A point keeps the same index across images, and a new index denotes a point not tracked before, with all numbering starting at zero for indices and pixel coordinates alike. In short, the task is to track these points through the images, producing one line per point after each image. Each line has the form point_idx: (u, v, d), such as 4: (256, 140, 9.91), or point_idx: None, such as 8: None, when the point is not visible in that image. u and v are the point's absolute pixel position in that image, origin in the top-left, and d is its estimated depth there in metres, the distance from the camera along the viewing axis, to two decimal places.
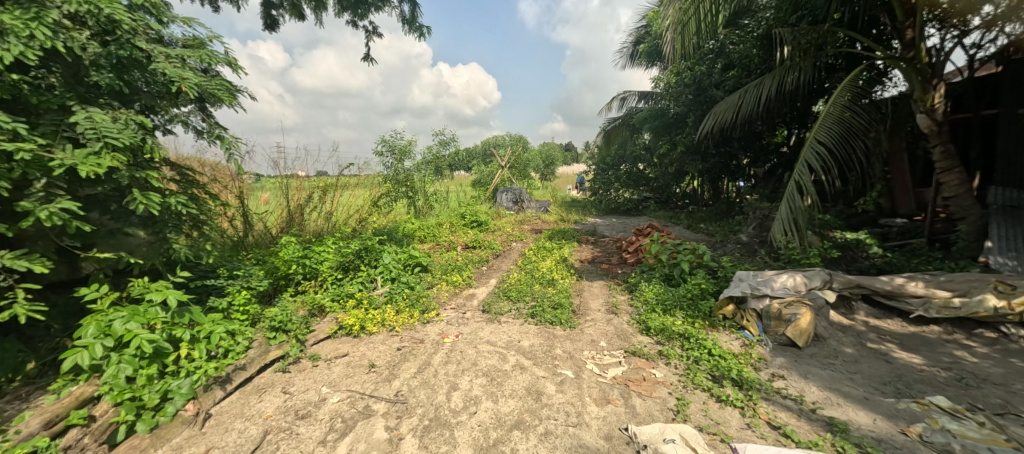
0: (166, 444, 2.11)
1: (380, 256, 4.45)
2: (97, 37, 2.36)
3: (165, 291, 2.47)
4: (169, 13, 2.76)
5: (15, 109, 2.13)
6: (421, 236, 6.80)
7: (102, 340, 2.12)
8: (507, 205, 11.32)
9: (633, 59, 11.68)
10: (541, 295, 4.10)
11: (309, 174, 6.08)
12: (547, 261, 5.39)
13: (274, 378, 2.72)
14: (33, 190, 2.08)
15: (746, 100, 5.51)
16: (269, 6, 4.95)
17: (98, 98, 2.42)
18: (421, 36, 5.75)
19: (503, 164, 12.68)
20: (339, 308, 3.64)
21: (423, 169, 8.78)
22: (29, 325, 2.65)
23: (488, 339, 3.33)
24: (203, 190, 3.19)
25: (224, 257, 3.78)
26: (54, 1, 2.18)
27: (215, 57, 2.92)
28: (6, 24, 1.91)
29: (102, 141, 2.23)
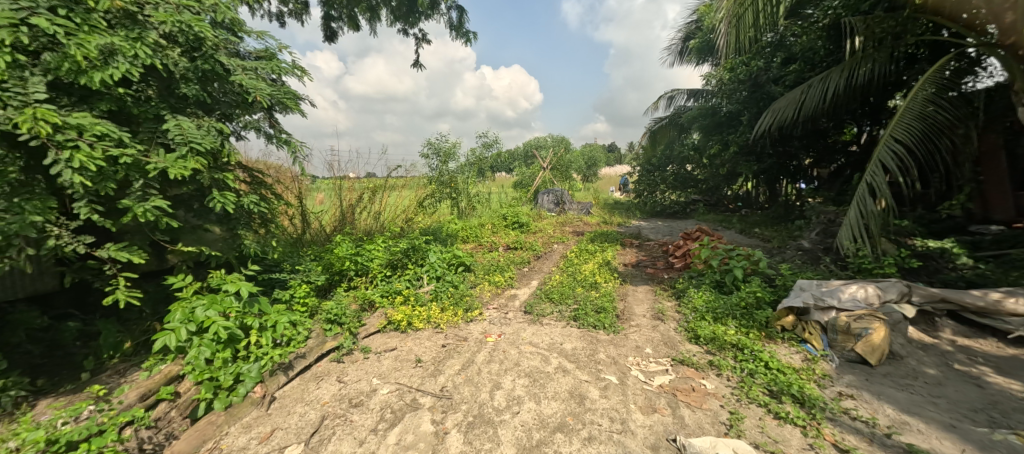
0: (238, 422, 2.32)
1: (426, 255, 4.60)
2: (186, 54, 2.63)
3: (239, 282, 2.71)
4: (246, 29, 3.04)
5: (121, 119, 2.43)
6: (464, 236, 6.95)
7: (186, 325, 2.37)
8: (548, 206, 11.29)
9: (682, 56, 11.24)
10: (584, 298, 4.05)
11: (360, 176, 6.42)
12: (589, 263, 5.32)
13: (330, 367, 2.90)
14: (134, 190, 2.35)
15: (809, 96, 5.13)
16: (329, 19, 5.30)
17: (186, 107, 2.69)
18: (468, 41, 5.90)
19: (545, 165, 12.66)
20: (388, 303, 3.80)
21: (467, 171, 8.98)
22: (126, 309, 3.02)
23: (531, 340, 3.35)
24: (270, 190, 3.47)
25: (286, 253, 4.07)
26: (153, 23, 2.46)
27: (284, 67, 3.17)
28: (116, 45, 2.18)
29: (189, 146, 2.48)
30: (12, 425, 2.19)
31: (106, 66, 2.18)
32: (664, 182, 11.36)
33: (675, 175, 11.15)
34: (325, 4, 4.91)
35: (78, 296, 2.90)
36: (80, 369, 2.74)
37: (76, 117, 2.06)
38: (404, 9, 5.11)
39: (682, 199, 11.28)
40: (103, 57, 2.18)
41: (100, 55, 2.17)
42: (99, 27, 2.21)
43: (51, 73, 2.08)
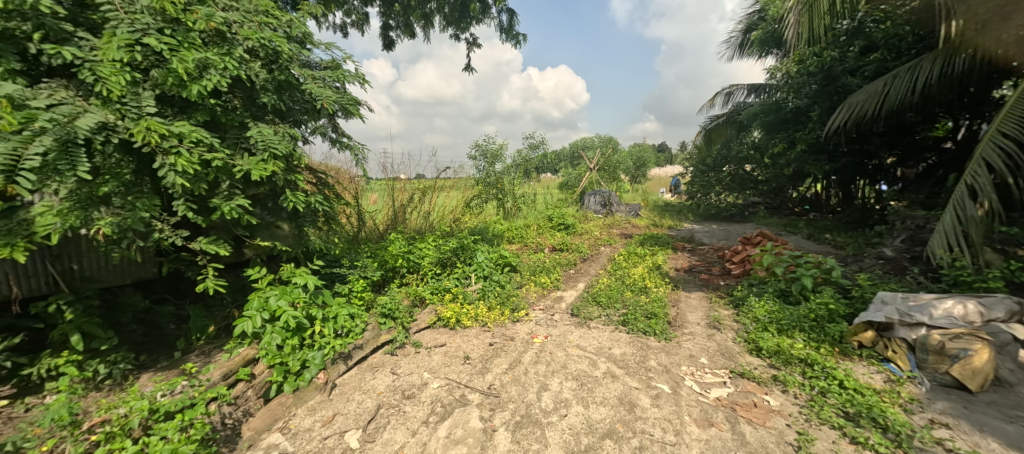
0: (304, 404, 2.51)
1: (474, 254, 4.68)
2: (265, 66, 2.89)
3: (306, 275, 2.93)
4: (316, 41, 3.28)
5: (213, 126, 2.72)
6: (510, 237, 7.00)
7: (261, 313, 2.60)
8: (595, 207, 11.08)
9: (743, 49, 10.57)
10: (633, 302, 3.94)
11: (411, 177, 6.70)
12: (639, 267, 5.15)
13: (385, 359, 3.05)
14: (222, 190, 2.63)
15: (894, 88, 4.62)
16: (387, 28, 5.57)
17: (264, 115, 2.96)
18: (518, 43, 5.95)
19: (592, 166, 12.44)
20: (438, 300, 3.92)
21: (513, 172, 9.06)
22: (212, 296, 3.37)
23: (578, 343, 3.31)
24: (333, 190, 3.72)
25: (345, 249, 4.34)
26: (239, 39, 2.72)
27: (348, 75, 3.39)
28: (209, 59, 2.44)
29: (268, 151, 2.72)
30: (122, 394, 2.52)
31: (200, 79, 2.44)
32: (719, 183, 10.72)
33: (732, 176, 10.50)
34: (385, 14, 5.19)
35: (172, 283, 3.37)
36: (173, 348, 3.08)
37: (177, 126, 2.33)
38: (456, 15, 5.25)
39: (740, 201, 10.60)
40: (199, 71, 2.44)
41: (197, 69, 2.44)
42: (196, 45, 2.48)
43: (159, 87, 2.38)
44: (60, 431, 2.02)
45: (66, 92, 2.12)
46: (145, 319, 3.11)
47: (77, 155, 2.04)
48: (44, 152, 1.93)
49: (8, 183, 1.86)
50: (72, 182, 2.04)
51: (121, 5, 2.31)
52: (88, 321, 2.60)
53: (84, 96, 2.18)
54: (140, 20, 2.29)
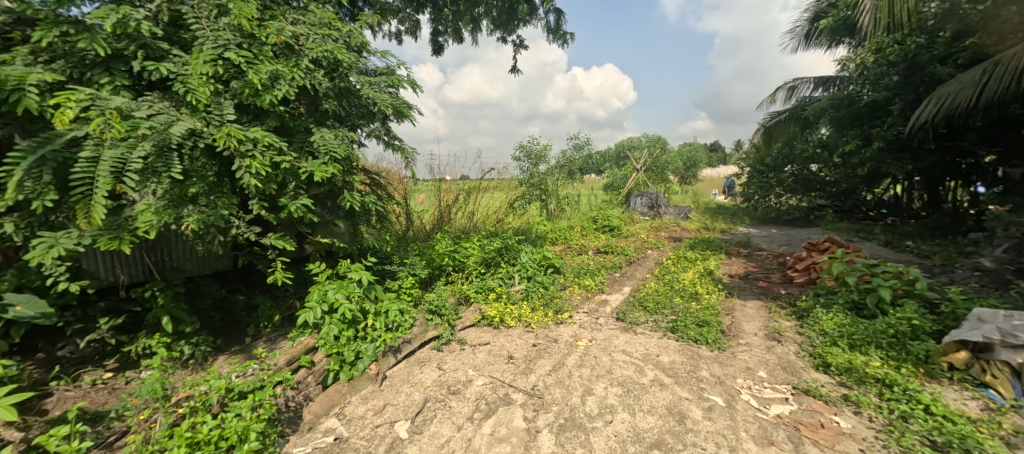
0: (358, 393, 2.65)
1: (518, 255, 4.69)
2: (327, 75, 3.09)
3: (360, 271, 3.10)
4: (373, 49, 3.45)
5: (281, 131, 2.95)
6: (553, 238, 6.97)
7: (321, 305, 2.78)
8: (642, 209, 10.74)
9: (809, 39, 9.76)
10: (683, 309, 3.76)
11: (457, 178, 6.88)
12: (689, 272, 4.92)
13: (431, 354, 3.15)
14: (289, 191, 2.85)
15: (996, 76, 4.06)
16: (437, 34, 5.75)
17: (326, 121, 3.17)
18: (564, 43, 5.91)
19: (638, 166, 12.06)
20: (482, 299, 3.98)
21: (557, 173, 9.02)
22: (279, 288, 3.66)
23: (624, 348, 3.22)
24: (385, 190, 3.89)
25: (394, 247, 4.52)
26: (305, 51, 2.93)
27: (402, 80, 3.54)
28: (280, 70, 2.64)
29: (329, 154, 2.90)
30: (203, 373, 2.79)
31: (272, 88, 2.65)
32: (780, 184, 9.98)
33: (795, 176, 9.73)
34: (435, 20, 5.36)
35: (244, 275, 3.70)
36: (244, 334, 3.37)
37: (252, 131, 2.55)
38: (504, 18, 5.32)
39: (804, 204, 9.80)
40: (271, 82, 2.66)
41: (269, 79, 2.65)
42: (269, 57, 2.70)
43: (237, 97, 2.62)
44: (154, 402, 2.28)
45: (163, 103, 2.39)
46: (223, 306, 3.45)
47: (170, 158, 2.30)
48: (145, 156, 2.19)
49: (117, 183, 2.13)
50: (166, 182, 2.30)
51: (207, 24, 2.57)
52: (177, 306, 2.92)
53: (178, 107, 2.45)
54: (222, 37, 2.53)
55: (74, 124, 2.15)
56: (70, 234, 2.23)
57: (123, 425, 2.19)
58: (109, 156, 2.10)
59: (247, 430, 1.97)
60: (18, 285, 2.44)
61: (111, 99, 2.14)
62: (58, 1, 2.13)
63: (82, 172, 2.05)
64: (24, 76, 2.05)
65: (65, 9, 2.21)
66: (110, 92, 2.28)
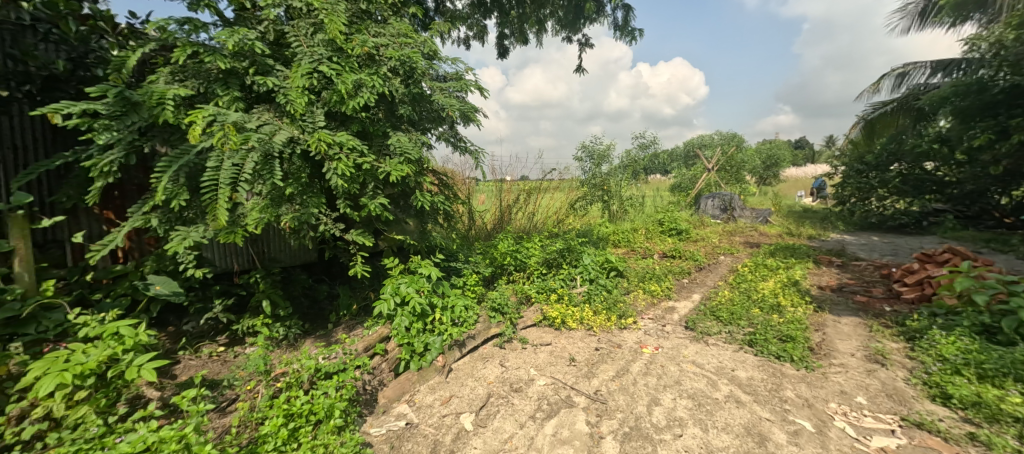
0: (425, 383, 2.80)
1: (581, 256, 4.61)
2: (403, 82, 3.29)
3: (429, 266, 3.24)
4: (444, 56, 3.60)
5: (363, 136, 3.19)
6: (615, 240, 6.78)
7: (394, 297, 2.96)
8: (713, 212, 10.04)
9: (925, 17, 8.43)
10: (763, 321, 3.45)
11: (517, 179, 7.00)
12: (770, 281, 4.50)
13: (494, 351, 3.23)
14: (369, 191, 3.08)
15: None
16: (503, 37, 5.88)
17: (401, 125, 3.38)
18: (632, 39, 5.72)
19: (710, 166, 11.27)
20: (543, 299, 3.98)
21: (620, 173, 8.75)
22: (356, 281, 3.98)
23: (694, 359, 3.04)
24: (452, 190, 4.05)
25: (459, 245, 4.68)
26: (385, 60, 3.14)
27: (470, 84, 3.67)
28: (363, 79, 2.85)
29: (404, 156, 3.09)
30: (295, 353, 3.13)
31: (356, 96, 2.86)
32: (883, 185, 8.74)
33: (903, 177, 8.45)
34: (501, 24, 5.48)
35: (327, 267, 4.09)
36: (327, 321, 3.70)
37: (339, 136, 2.79)
38: (570, 18, 5.28)
39: (915, 208, 8.47)
40: (355, 90, 2.87)
41: (353, 88, 2.87)
42: (354, 68, 2.94)
43: (327, 105, 2.89)
44: (256, 375, 2.59)
45: (268, 114, 2.71)
46: (310, 293, 3.83)
47: (273, 163, 2.60)
48: (255, 162, 2.51)
49: (234, 185, 2.46)
50: (270, 184, 2.61)
51: (304, 41, 2.87)
52: (274, 292, 3.30)
53: (280, 117, 2.77)
54: (316, 52, 2.80)
55: (202, 136, 2.52)
56: (198, 229, 2.63)
57: (232, 392, 2.53)
58: (228, 163, 2.43)
59: (332, 408, 2.17)
60: (157, 268, 2.92)
61: (229, 113, 2.47)
62: (192, 26, 2.58)
63: (209, 176, 2.40)
64: (164, 93, 2.44)
65: (196, 33, 2.64)
66: (228, 105, 2.64)
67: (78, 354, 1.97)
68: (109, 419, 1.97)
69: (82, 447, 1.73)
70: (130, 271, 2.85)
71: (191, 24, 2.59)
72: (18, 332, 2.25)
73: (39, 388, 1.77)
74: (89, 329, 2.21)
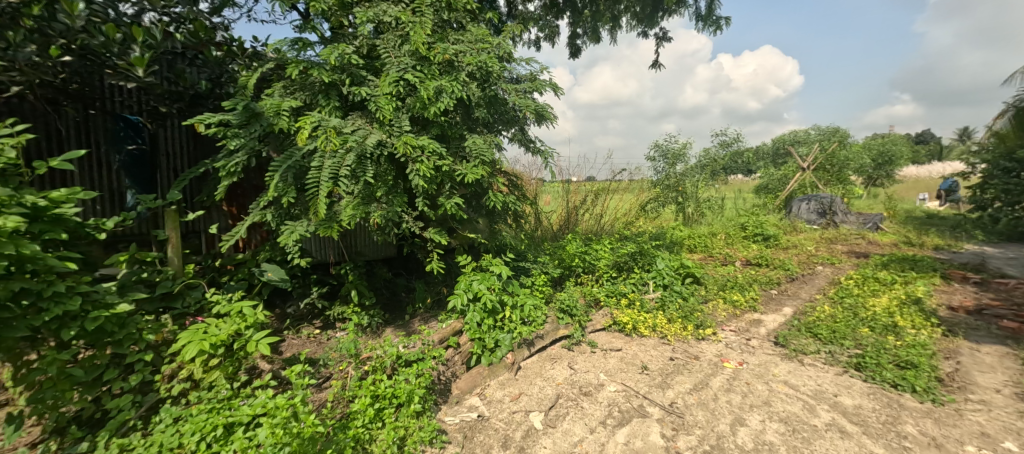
0: (495, 379, 2.88)
1: (654, 261, 4.40)
2: (479, 86, 3.41)
3: (500, 265, 3.31)
4: (519, 57, 3.65)
5: (441, 139, 3.36)
6: (691, 245, 6.37)
7: (466, 293, 3.07)
8: (808, 216, 8.96)
9: None
10: (874, 343, 2.99)
11: (585, 179, 6.89)
12: (883, 298, 3.88)
13: (562, 352, 3.22)
14: (446, 191, 3.24)
15: None
16: (575, 37, 5.83)
17: (477, 127, 3.52)
18: (717, 29, 5.32)
19: (805, 165, 10.06)
20: (613, 304, 3.85)
21: (697, 173, 8.19)
22: (431, 275, 4.21)
23: (786, 379, 2.75)
24: (522, 190, 4.10)
25: (527, 245, 4.72)
26: (464, 65, 3.28)
27: (544, 85, 3.68)
28: (444, 85, 3.01)
29: (479, 158, 3.20)
30: (378, 340, 3.41)
31: (437, 101, 3.02)
32: None
33: None
34: (574, 23, 5.44)
35: (405, 262, 4.38)
36: (404, 312, 3.96)
37: (421, 140, 2.97)
38: (647, 11, 5.06)
39: None
40: (437, 95, 3.03)
41: (435, 94, 3.03)
42: (436, 75, 3.10)
43: (411, 111, 3.09)
44: (346, 357, 2.86)
45: (361, 121, 2.98)
46: (390, 286, 4.13)
47: (365, 165, 2.85)
48: (350, 165, 2.78)
49: (333, 185, 2.75)
50: (361, 184, 2.86)
51: (393, 52, 3.11)
52: (361, 282, 3.62)
53: (371, 123, 3.03)
54: (403, 62, 3.01)
55: (308, 141, 2.85)
56: (303, 223, 2.97)
57: (327, 371, 2.82)
58: (329, 165, 2.72)
59: (412, 394, 2.32)
60: (269, 257, 3.36)
61: (330, 120, 2.75)
62: (301, 44, 2.94)
63: (313, 176, 2.72)
64: (280, 104, 2.80)
65: (304, 51, 3.00)
66: (328, 113, 2.96)
67: (213, 327, 2.34)
68: (234, 384, 2.31)
69: (216, 406, 2.05)
70: (248, 259, 3.31)
71: (301, 43, 2.95)
72: (170, 306, 2.73)
73: (185, 353, 2.14)
74: (221, 306, 2.61)
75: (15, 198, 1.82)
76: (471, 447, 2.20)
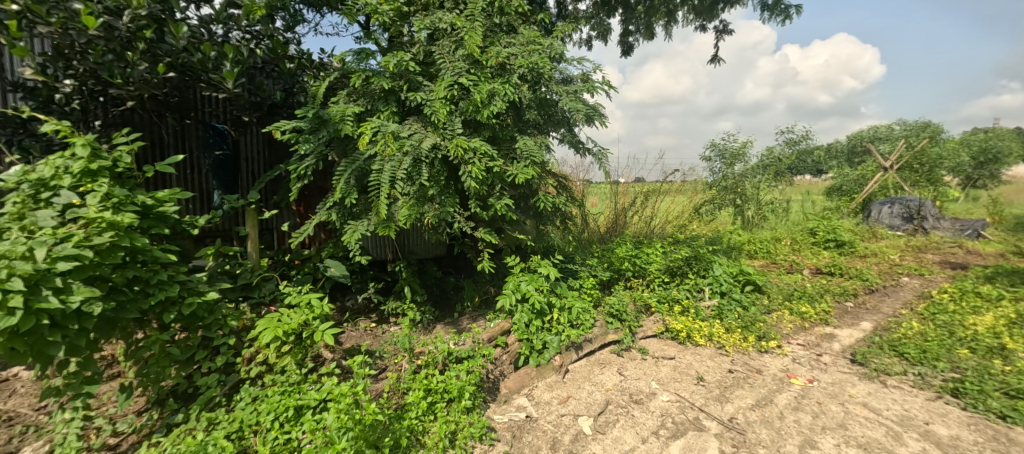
0: (543, 380, 2.87)
1: (710, 266, 4.17)
2: (530, 88, 3.42)
3: (548, 267, 3.30)
4: (570, 58, 3.62)
5: (492, 141, 3.42)
6: (751, 250, 5.96)
7: (515, 294, 3.09)
8: (891, 221, 8.05)
9: None
10: (977, 367, 2.62)
11: (634, 180, 6.69)
12: (987, 315, 3.39)
13: (611, 358, 3.15)
14: (496, 192, 3.30)
15: None
16: (627, 34, 5.68)
17: (527, 129, 3.56)
18: (786, 18, 4.94)
19: (887, 164, 9.03)
20: (666, 310, 3.69)
21: (759, 174, 7.65)
22: (480, 275, 4.29)
23: (866, 401, 2.49)
24: (570, 191, 4.06)
25: (574, 247, 4.65)
26: (515, 68, 3.30)
27: (596, 84, 3.61)
28: (497, 88, 3.05)
29: (529, 159, 3.21)
30: (430, 335, 3.54)
31: (489, 104, 3.08)
32: None
33: None
34: (626, 20, 5.30)
35: (455, 260, 4.51)
36: (453, 309, 4.07)
37: (473, 142, 3.03)
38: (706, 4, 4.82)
39: None
40: (489, 99, 3.09)
41: (487, 97, 3.09)
42: (489, 78, 3.16)
43: (464, 114, 3.18)
44: (401, 351, 3.00)
45: (417, 125, 3.11)
46: (440, 284, 4.26)
47: (420, 168, 2.97)
48: (407, 167, 2.91)
49: (391, 187, 2.89)
50: (416, 186, 2.98)
51: (448, 58, 3.21)
52: (414, 280, 3.77)
53: (426, 127, 3.15)
54: (457, 67, 3.10)
55: (369, 145, 3.01)
56: (363, 223, 3.16)
57: (383, 363, 2.97)
58: (388, 167, 2.87)
59: (463, 389, 2.38)
60: (332, 253, 3.60)
61: (389, 125, 2.90)
62: (364, 54, 3.12)
63: (374, 179, 2.88)
64: (344, 112, 3.00)
65: (366, 60, 3.18)
66: (387, 118, 3.12)
67: (285, 316, 2.56)
68: (303, 370, 2.50)
69: (287, 389, 2.23)
70: (314, 255, 3.57)
71: (363, 53, 3.13)
72: (248, 295, 3.02)
73: (263, 338, 2.37)
74: (292, 297, 2.84)
75: (130, 198, 2.11)
76: (520, 447, 2.21)
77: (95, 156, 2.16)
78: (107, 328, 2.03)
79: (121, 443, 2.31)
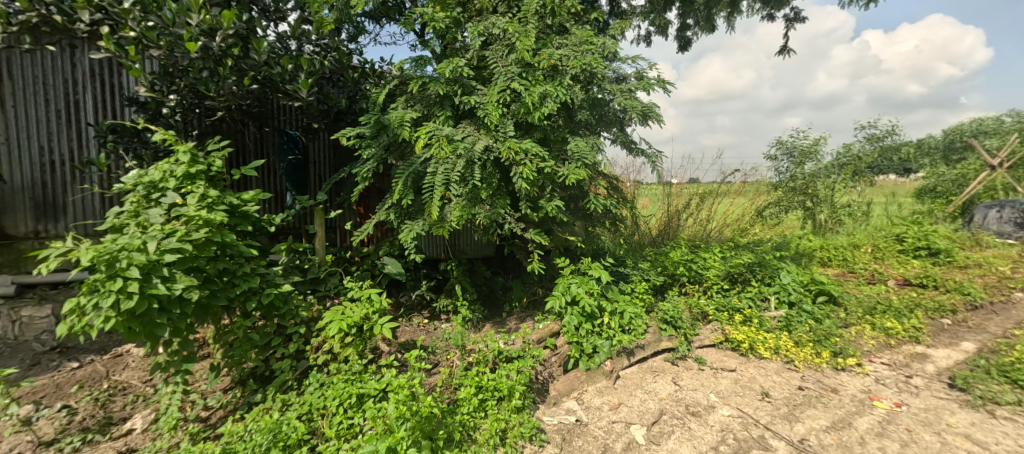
0: (593, 385, 2.82)
1: (777, 273, 3.86)
2: (583, 88, 3.38)
3: (599, 269, 3.24)
4: (625, 56, 3.53)
5: (543, 142, 3.42)
6: (824, 258, 5.44)
7: (564, 296, 3.07)
8: (1003, 228, 6.89)
9: None
10: None
11: (690, 181, 6.38)
12: None
13: (665, 366, 3.02)
14: (547, 194, 3.30)
15: None
16: (684, 29, 5.45)
17: (579, 130, 3.51)
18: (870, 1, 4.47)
19: (996, 162, 7.84)
20: (725, 319, 3.47)
21: (834, 173, 6.96)
22: (528, 276, 4.31)
23: (969, 432, 2.18)
24: (622, 192, 3.95)
25: (625, 250, 4.53)
26: (568, 68, 3.28)
27: (652, 82, 3.48)
28: (549, 89, 3.05)
29: (581, 160, 3.18)
30: (479, 334, 3.61)
31: (541, 106, 3.09)
32: None
33: None
34: (684, 14, 5.09)
35: (503, 261, 4.55)
36: (502, 309, 4.13)
37: (525, 144, 3.04)
38: None
39: None
40: (541, 100, 3.09)
41: (539, 99, 3.10)
42: (541, 80, 3.16)
43: (515, 117, 3.22)
44: (452, 348, 3.09)
45: (470, 128, 3.19)
46: (489, 284, 4.33)
47: (473, 169, 3.05)
48: (460, 169, 3.00)
49: (445, 188, 2.99)
50: (469, 187, 3.06)
51: (501, 62, 3.27)
52: (464, 279, 3.87)
53: (479, 130, 3.22)
54: (510, 71, 3.14)
55: (425, 149, 3.14)
56: (419, 223, 3.29)
57: (435, 358, 3.08)
58: (442, 169, 2.98)
59: (512, 389, 2.41)
60: (389, 251, 3.79)
61: (443, 128, 3.00)
62: (420, 61, 3.26)
63: (429, 181, 3.00)
64: (403, 117, 3.15)
65: (423, 67, 3.32)
66: (442, 122, 3.23)
67: (348, 310, 2.73)
68: (364, 361, 2.67)
69: (351, 378, 2.39)
70: (372, 252, 3.78)
71: (420, 61, 3.27)
72: (316, 288, 3.27)
73: (329, 329, 2.55)
74: (354, 292, 3.03)
75: (221, 199, 2.36)
76: (570, 450, 2.20)
77: (195, 161, 2.45)
78: (202, 313, 2.29)
79: (211, 416, 2.59)
